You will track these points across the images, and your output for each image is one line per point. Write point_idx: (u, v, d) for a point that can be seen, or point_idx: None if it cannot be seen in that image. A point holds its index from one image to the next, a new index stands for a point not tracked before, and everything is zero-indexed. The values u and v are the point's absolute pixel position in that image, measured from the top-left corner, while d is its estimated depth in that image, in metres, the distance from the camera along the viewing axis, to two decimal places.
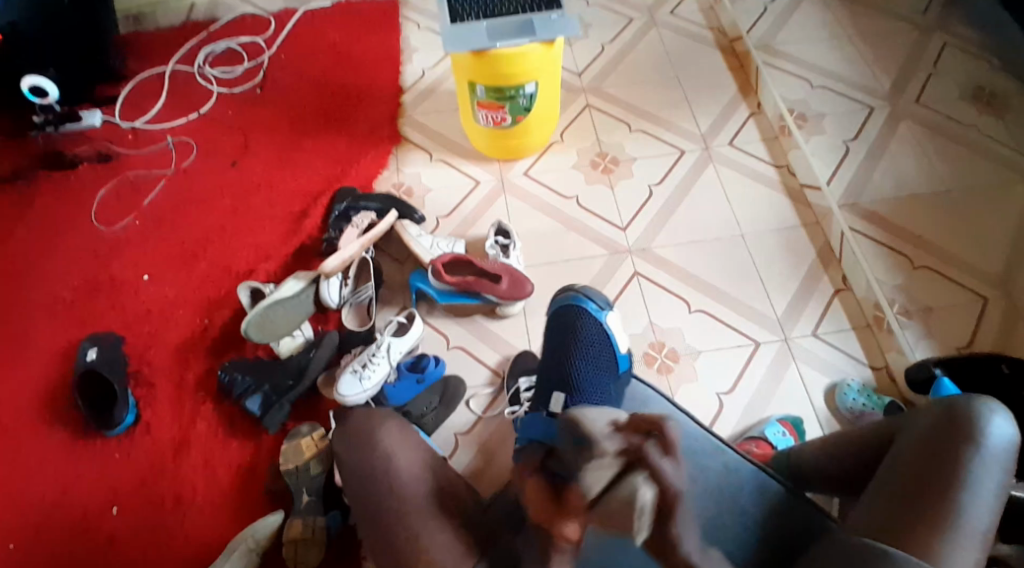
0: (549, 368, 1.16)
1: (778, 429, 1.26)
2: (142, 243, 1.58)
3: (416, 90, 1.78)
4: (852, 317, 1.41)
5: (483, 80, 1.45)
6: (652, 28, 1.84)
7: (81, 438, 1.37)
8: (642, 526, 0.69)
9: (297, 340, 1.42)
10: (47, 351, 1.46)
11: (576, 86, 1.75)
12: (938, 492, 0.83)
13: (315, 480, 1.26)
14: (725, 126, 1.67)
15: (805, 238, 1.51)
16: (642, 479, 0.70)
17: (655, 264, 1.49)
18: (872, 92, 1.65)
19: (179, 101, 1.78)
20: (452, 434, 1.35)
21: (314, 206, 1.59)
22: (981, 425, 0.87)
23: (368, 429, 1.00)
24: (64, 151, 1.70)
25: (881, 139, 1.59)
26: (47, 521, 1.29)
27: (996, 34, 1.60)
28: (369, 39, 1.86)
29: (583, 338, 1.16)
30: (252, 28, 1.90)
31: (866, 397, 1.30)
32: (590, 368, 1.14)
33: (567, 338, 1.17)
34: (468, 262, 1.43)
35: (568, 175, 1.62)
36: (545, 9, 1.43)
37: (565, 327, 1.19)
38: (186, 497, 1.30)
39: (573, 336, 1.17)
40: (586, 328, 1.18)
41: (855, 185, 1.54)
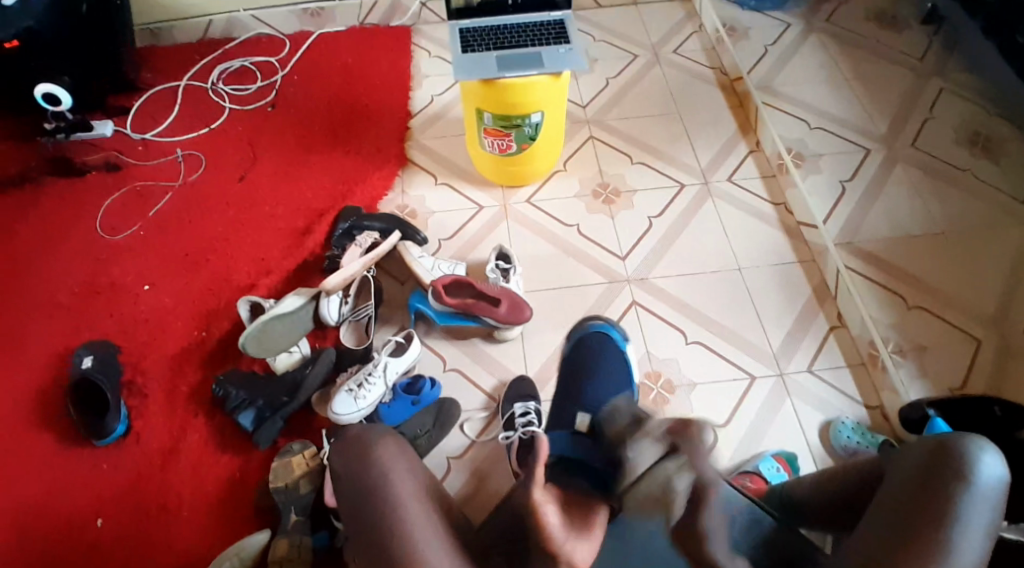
0: (565, 392, 1.28)
1: (773, 464, 1.26)
2: (145, 252, 1.59)
3: (425, 114, 1.81)
4: (847, 355, 1.43)
5: (490, 108, 1.48)
6: (657, 65, 1.88)
7: (72, 444, 1.36)
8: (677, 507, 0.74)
9: (293, 356, 1.43)
10: (42, 356, 1.45)
11: (580, 118, 1.79)
12: (929, 526, 0.84)
13: (305, 499, 1.25)
14: (725, 163, 1.71)
15: (800, 273, 1.53)
16: (681, 472, 0.75)
17: (652, 294, 1.50)
18: (867, 134, 1.67)
19: (190, 115, 1.80)
20: (445, 458, 1.34)
21: (317, 224, 1.61)
22: (972, 462, 0.88)
23: (363, 448, 0.97)
24: (74, 158, 1.72)
25: (877, 180, 1.61)
26: (30, 528, 1.27)
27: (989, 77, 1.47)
28: (379, 63, 1.89)
29: (599, 363, 1.30)
30: (266, 48, 1.93)
31: (860, 436, 1.31)
32: (604, 387, 1.25)
33: (579, 364, 1.30)
34: (469, 285, 1.44)
35: (569, 204, 1.64)
36: (553, 43, 1.47)
37: (584, 356, 1.31)
38: (174, 510, 1.29)
39: (587, 361, 1.31)
40: (604, 357, 1.31)
41: (851, 224, 1.57)
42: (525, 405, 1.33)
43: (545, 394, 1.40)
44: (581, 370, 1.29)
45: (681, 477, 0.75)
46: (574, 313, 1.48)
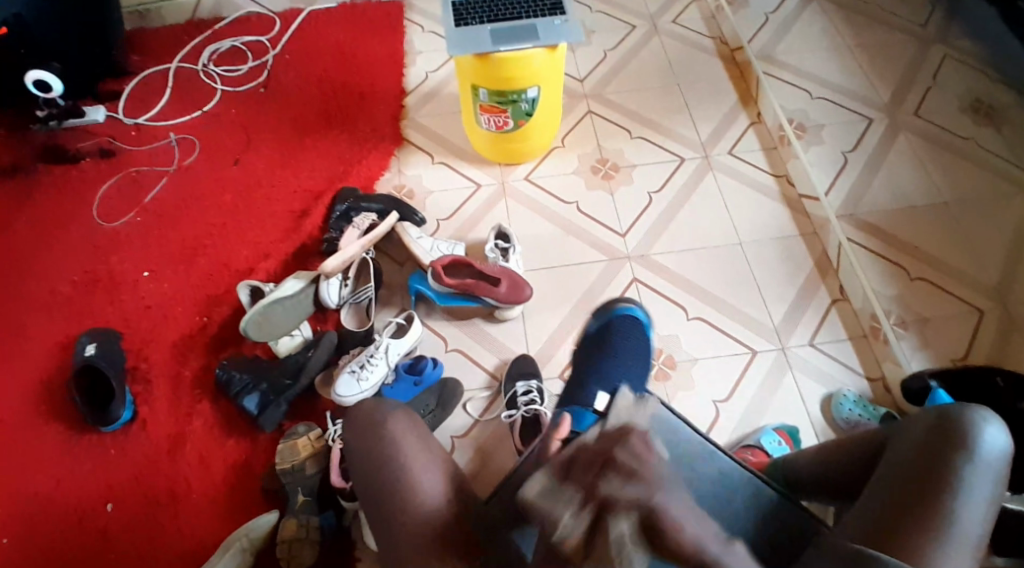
0: (580, 365, 1.24)
1: (775, 438, 1.26)
2: (143, 239, 1.58)
3: (420, 92, 1.78)
4: (849, 328, 1.43)
5: (486, 84, 1.45)
6: (654, 35, 1.85)
7: (77, 433, 1.37)
8: (635, 562, 0.64)
9: (297, 339, 1.43)
10: (45, 346, 1.46)
11: (578, 92, 1.76)
12: (930, 500, 0.84)
13: (311, 481, 1.27)
14: (726, 135, 1.69)
15: (802, 246, 1.53)
16: (616, 510, 0.65)
17: (653, 270, 1.49)
18: (869, 102, 1.61)
19: (182, 98, 1.79)
20: (449, 436, 1.35)
21: (314, 206, 1.60)
22: (974, 433, 0.88)
23: (374, 425, 0.97)
24: (67, 145, 1.71)
25: (880, 149, 1.56)
26: (40, 516, 1.29)
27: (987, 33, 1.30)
28: (373, 40, 1.87)
29: (616, 340, 1.25)
30: (257, 27, 1.90)
31: (862, 408, 1.31)
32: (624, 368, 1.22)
33: (599, 340, 1.25)
34: (468, 264, 1.43)
35: (568, 180, 1.63)
36: (548, 15, 1.44)
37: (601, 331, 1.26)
38: (182, 494, 1.30)
39: (606, 337, 1.25)
40: (620, 335, 1.25)
41: (854, 195, 1.56)
42: (527, 383, 1.33)
43: (547, 372, 1.40)
44: (601, 349, 1.23)
45: (616, 520, 0.65)
46: (575, 290, 1.48)
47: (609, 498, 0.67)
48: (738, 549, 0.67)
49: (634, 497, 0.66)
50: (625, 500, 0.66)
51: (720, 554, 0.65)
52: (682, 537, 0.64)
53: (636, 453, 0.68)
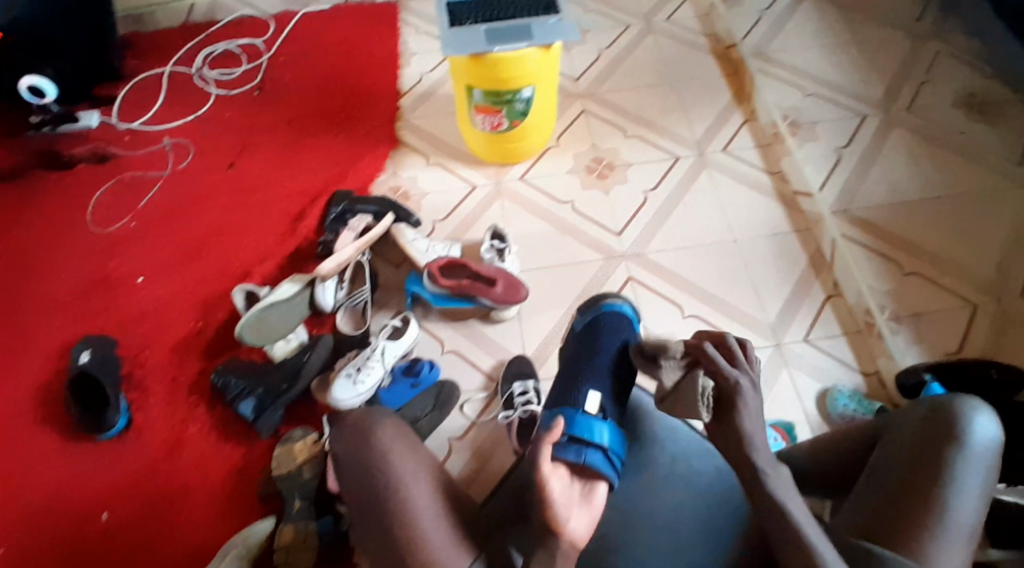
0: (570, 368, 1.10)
1: (771, 434, 1.26)
2: (138, 244, 1.58)
3: (415, 93, 1.78)
4: (843, 323, 1.41)
5: (481, 84, 1.45)
6: (649, 33, 1.85)
7: (73, 439, 1.37)
8: (705, 408, 0.89)
9: (292, 343, 1.43)
10: (41, 352, 1.46)
11: (572, 91, 1.76)
12: (923, 492, 0.84)
13: (308, 485, 1.25)
14: (720, 133, 1.68)
15: (795, 243, 1.51)
16: (706, 373, 0.91)
17: (649, 269, 1.49)
18: (866, 100, 1.65)
19: (177, 102, 1.78)
20: (446, 439, 1.35)
21: (310, 209, 1.60)
22: (964, 423, 0.87)
23: (363, 430, 0.97)
24: (62, 151, 1.70)
25: (875, 143, 1.58)
26: (38, 523, 1.28)
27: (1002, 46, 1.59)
28: (368, 42, 1.86)
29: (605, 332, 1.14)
30: (251, 30, 1.90)
31: (857, 402, 1.30)
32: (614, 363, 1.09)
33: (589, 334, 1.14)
34: (464, 266, 1.43)
35: (563, 180, 1.62)
36: (543, 14, 1.43)
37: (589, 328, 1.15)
38: (179, 500, 1.30)
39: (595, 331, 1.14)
40: (608, 327, 1.15)
41: (848, 191, 1.54)
42: (523, 384, 1.33)
43: (543, 372, 1.40)
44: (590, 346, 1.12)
45: (700, 378, 0.91)
46: (571, 290, 1.48)
47: (712, 371, 0.92)
48: (782, 470, 0.85)
49: (726, 373, 0.90)
50: (711, 368, 0.92)
51: (766, 467, 0.84)
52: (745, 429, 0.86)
53: (718, 358, 0.92)
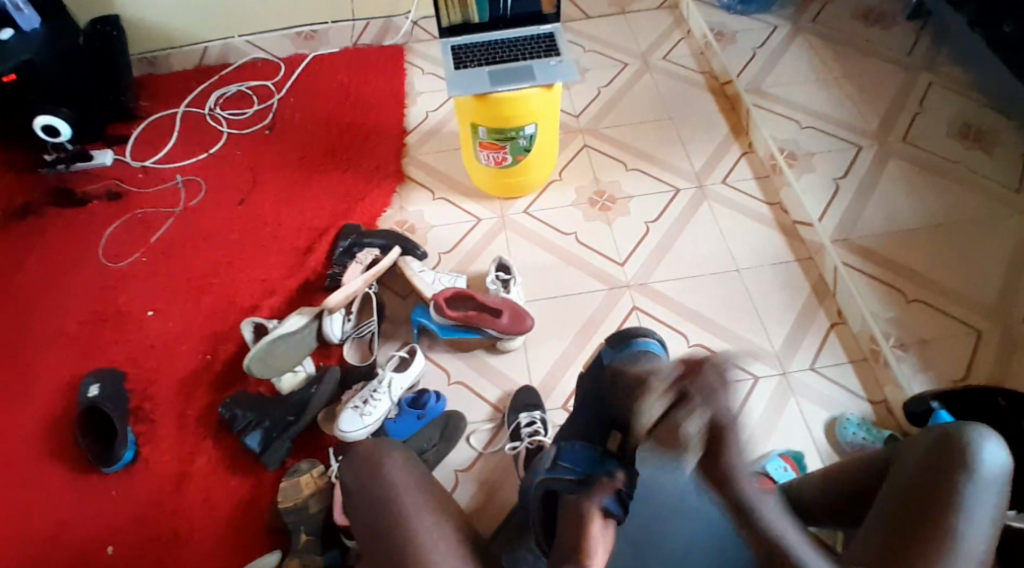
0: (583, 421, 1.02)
1: (780, 464, 1.26)
2: (149, 278, 1.61)
3: (420, 131, 1.83)
4: (849, 352, 1.44)
5: (484, 122, 1.49)
6: (647, 72, 1.90)
7: (81, 471, 1.37)
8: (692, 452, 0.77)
9: (299, 375, 1.44)
10: (51, 385, 1.47)
11: (573, 127, 1.80)
12: (934, 517, 0.85)
13: (315, 519, 1.26)
14: (718, 166, 1.72)
15: (799, 272, 1.54)
16: (691, 413, 0.77)
17: (653, 298, 1.51)
18: (861, 132, 1.67)
19: (188, 140, 1.83)
20: (453, 471, 1.35)
21: (318, 242, 1.63)
22: (974, 450, 0.89)
23: (372, 459, 0.99)
24: (75, 188, 1.74)
25: (871, 176, 1.60)
26: (44, 555, 1.28)
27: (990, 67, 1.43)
28: (374, 83, 1.92)
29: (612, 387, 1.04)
30: (261, 72, 1.95)
31: (866, 431, 1.31)
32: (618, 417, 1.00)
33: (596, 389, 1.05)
34: (469, 296, 1.45)
35: (566, 213, 1.65)
36: (544, 56, 1.49)
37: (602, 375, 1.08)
38: (185, 533, 1.30)
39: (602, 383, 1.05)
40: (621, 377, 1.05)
41: (847, 220, 1.57)
42: (530, 414, 1.34)
43: (550, 403, 1.41)
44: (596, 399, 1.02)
45: (691, 420, 0.76)
46: (574, 321, 1.50)
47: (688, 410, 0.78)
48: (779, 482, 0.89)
49: (715, 408, 0.76)
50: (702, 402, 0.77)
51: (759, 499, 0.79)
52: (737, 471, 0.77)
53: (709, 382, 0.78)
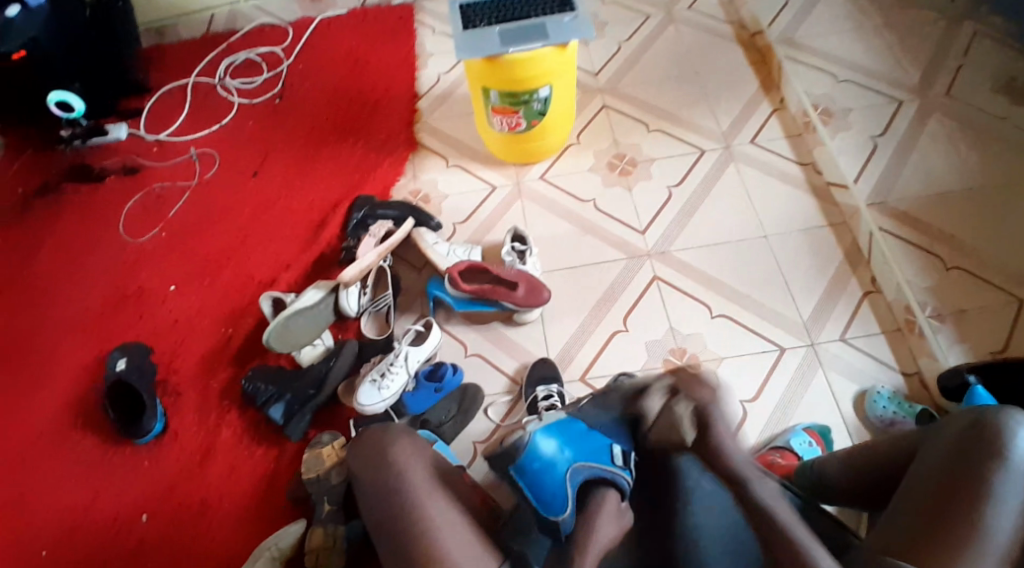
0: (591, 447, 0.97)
1: (805, 439, 1.23)
2: (168, 253, 1.61)
3: (433, 95, 1.77)
4: (882, 322, 1.36)
5: (497, 86, 1.43)
6: (670, 24, 1.80)
7: (110, 447, 1.40)
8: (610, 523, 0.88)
9: (318, 348, 1.43)
10: (78, 362, 1.49)
11: (592, 87, 1.72)
12: (962, 508, 0.80)
13: (336, 489, 1.25)
14: (746, 124, 1.63)
15: (831, 238, 1.46)
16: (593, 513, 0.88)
17: (674, 267, 1.46)
18: (899, 85, 1.57)
19: (201, 113, 1.81)
20: (471, 443, 1.34)
21: (332, 215, 1.60)
22: (1007, 438, 0.84)
23: (379, 446, 1.00)
24: (93, 164, 1.74)
25: (910, 135, 1.51)
26: (78, 526, 1.32)
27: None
28: (385, 46, 1.86)
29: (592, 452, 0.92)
30: (271, 37, 1.91)
31: (897, 405, 1.26)
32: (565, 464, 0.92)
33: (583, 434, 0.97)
34: (484, 270, 1.41)
35: (585, 178, 1.60)
36: (558, 12, 1.41)
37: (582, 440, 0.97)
38: (211, 503, 1.33)
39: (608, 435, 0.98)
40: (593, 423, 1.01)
41: (884, 182, 1.47)
42: (548, 388, 1.32)
43: (568, 375, 1.37)
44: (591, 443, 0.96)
45: (680, 403, 0.88)
46: (592, 292, 1.45)
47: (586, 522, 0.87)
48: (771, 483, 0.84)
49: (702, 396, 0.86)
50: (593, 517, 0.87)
51: (751, 475, 0.83)
52: (716, 441, 0.85)
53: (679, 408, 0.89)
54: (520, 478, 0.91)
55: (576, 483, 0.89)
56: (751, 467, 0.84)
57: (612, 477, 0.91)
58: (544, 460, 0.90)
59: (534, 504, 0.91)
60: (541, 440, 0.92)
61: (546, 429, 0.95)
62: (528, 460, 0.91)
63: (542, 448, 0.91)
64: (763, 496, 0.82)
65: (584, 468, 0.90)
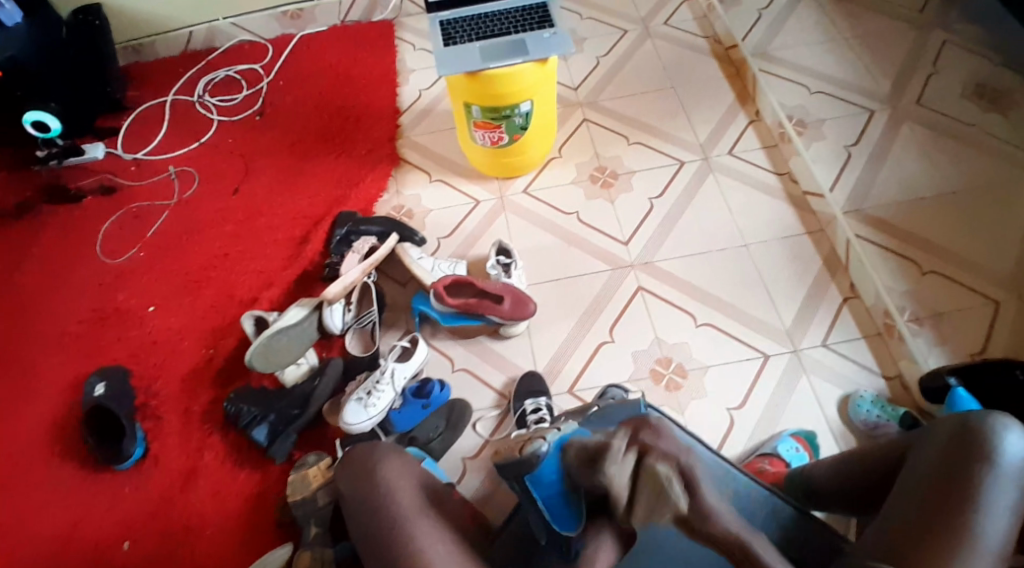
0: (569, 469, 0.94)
1: (792, 445, 1.24)
2: (147, 273, 1.59)
3: (414, 111, 1.78)
4: (862, 326, 1.39)
5: (478, 101, 1.44)
6: (647, 39, 1.83)
7: (90, 472, 1.37)
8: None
9: (302, 368, 1.42)
10: (55, 386, 1.46)
11: (572, 101, 1.74)
12: (951, 511, 0.82)
13: (324, 511, 1.24)
14: (724, 136, 1.66)
15: (809, 245, 1.49)
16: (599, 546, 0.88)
17: (658, 277, 1.47)
18: (871, 95, 1.61)
19: (179, 131, 1.79)
20: (460, 458, 1.33)
21: (314, 231, 1.59)
22: (996, 442, 0.86)
23: (368, 466, 0.99)
24: (68, 184, 1.72)
25: (884, 142, 1.54)
26: (58, 555, 1.29)
27: (997, 31, 1.52)
28: (366, 62, 1.86)
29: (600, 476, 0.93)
30: (249, 55, 1.90)
31: (880, 409, 1.28)
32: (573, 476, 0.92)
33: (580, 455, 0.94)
34: (470, 284, 1.41)
35: (567, 191, 1.61)
36: (537, 29, 1.43)
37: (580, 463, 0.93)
38: (197, 526, 1.30)
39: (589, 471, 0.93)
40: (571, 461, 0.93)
41: (859, 190, 1.51)
42: (536, 401, 1.32)
43: (556, 388, 1.37)
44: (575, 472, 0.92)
45: (658, 464, 0.76)
46: (577, 304, 1.46)
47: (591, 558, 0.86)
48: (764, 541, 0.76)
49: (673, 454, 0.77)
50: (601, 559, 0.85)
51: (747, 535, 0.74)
52: (708, 503, 0.75)
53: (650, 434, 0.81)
54: (535, 490, 0.93)
55: (590, 500, 0.91)
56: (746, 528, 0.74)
57: None
58: (560, 475, 0.91)
59: (548, 518, 0.92)
60: (559, 458, 0.92)
61: (565, 440, 0.94)
62: (543, 474, 0.91)
63: (560, 464, 0.92)
64: (770, 560, 0.72)
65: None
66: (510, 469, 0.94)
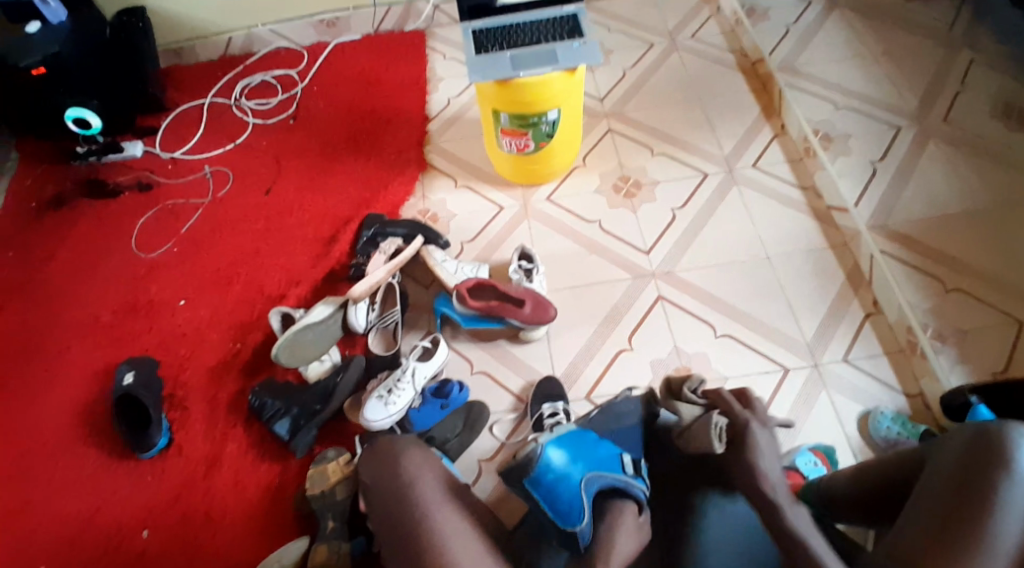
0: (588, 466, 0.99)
1: (810, 459, 1.24)
2: (179, 267, 1.63)
3: (442, 118, 1.81)
4: (884, 342, 1.38)
5: (507, 108, 1.46)
6: (674, 52, 1.85)
7: (116, 459, 1.41)
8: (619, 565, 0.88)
9: (325, 364, 1.44)
10: (86, 374, 1.51)
11: (598, 111, 1.77)
12: (968, 519, 0.82)
13: (341, 505, 1.26)
14: (749, 149, 1.67)
15: (833, 259, 1.49)
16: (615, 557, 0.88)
17: (679, 287, 1.48)
18: (897, 110, 1.62)
19: (216, 131, 1.85)
20: (476, 460, 1.35)
21: (342, 232, 1.63)
22: (1012, 449, 0.85)
23: (391, 455, 1.00)
24: (107, 179, 1.77)
25: (911, 156, 1.55)
26: (81, 537, 1.33)
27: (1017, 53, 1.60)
28: (397, 70, 1.91)
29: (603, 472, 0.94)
30: (286, 61, 1.96)
31: (900, 426, 1.28)
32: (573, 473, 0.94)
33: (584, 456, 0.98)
34: (492, 287, 1.42)
35: (590, 200, 1.63)
36: (567, 39, 1.46)
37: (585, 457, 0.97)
38: (216, 516, 1.33)
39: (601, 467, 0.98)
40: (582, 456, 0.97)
41: (884, 205, 1.50)
42: (553, 406, 1.33)
43: (574, 393, 1.39)
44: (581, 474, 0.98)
45: (715, 414, 1.05)
46: (597, 312, 1.47)
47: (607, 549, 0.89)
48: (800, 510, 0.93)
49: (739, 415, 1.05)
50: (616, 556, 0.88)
51: (784, 503, 0.92)
52: (754, 461, 0.99)
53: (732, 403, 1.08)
54: (536, 490, 0.94)
55: (591, 493, 0.92)
56: (785, 496, 0.94)
57: (627, 486, 0.94)
58: (556, 471, 0.93)
59: (552, 517, 0.93)
60: (551, 454, 0.95)
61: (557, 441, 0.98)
62: (540, 472, 0.93)
63: (553, 461, 0.94)
64: (795, 520, 0.90)
65: (598, 477, 0.93)
66: (511, 474, 0.97)
